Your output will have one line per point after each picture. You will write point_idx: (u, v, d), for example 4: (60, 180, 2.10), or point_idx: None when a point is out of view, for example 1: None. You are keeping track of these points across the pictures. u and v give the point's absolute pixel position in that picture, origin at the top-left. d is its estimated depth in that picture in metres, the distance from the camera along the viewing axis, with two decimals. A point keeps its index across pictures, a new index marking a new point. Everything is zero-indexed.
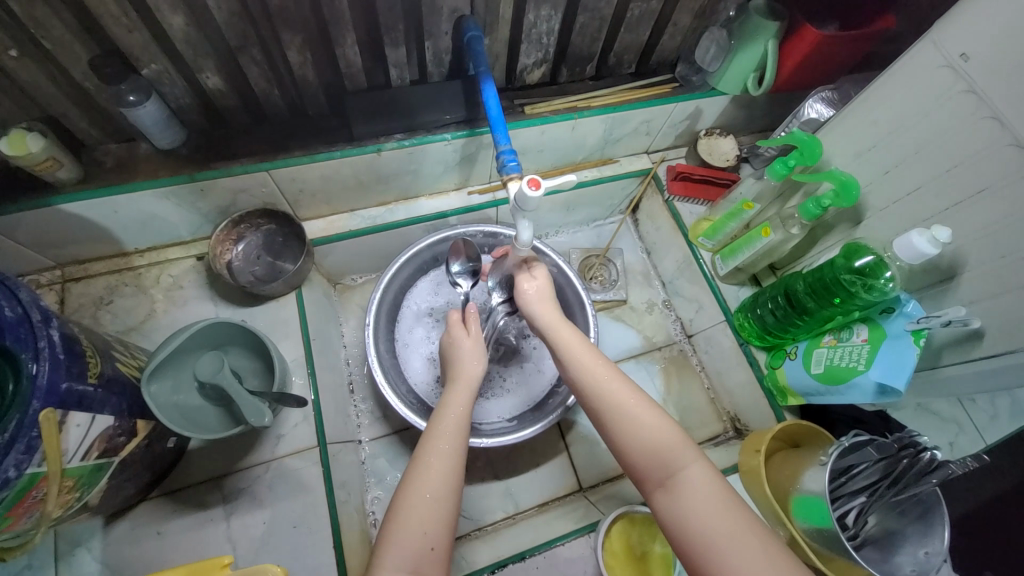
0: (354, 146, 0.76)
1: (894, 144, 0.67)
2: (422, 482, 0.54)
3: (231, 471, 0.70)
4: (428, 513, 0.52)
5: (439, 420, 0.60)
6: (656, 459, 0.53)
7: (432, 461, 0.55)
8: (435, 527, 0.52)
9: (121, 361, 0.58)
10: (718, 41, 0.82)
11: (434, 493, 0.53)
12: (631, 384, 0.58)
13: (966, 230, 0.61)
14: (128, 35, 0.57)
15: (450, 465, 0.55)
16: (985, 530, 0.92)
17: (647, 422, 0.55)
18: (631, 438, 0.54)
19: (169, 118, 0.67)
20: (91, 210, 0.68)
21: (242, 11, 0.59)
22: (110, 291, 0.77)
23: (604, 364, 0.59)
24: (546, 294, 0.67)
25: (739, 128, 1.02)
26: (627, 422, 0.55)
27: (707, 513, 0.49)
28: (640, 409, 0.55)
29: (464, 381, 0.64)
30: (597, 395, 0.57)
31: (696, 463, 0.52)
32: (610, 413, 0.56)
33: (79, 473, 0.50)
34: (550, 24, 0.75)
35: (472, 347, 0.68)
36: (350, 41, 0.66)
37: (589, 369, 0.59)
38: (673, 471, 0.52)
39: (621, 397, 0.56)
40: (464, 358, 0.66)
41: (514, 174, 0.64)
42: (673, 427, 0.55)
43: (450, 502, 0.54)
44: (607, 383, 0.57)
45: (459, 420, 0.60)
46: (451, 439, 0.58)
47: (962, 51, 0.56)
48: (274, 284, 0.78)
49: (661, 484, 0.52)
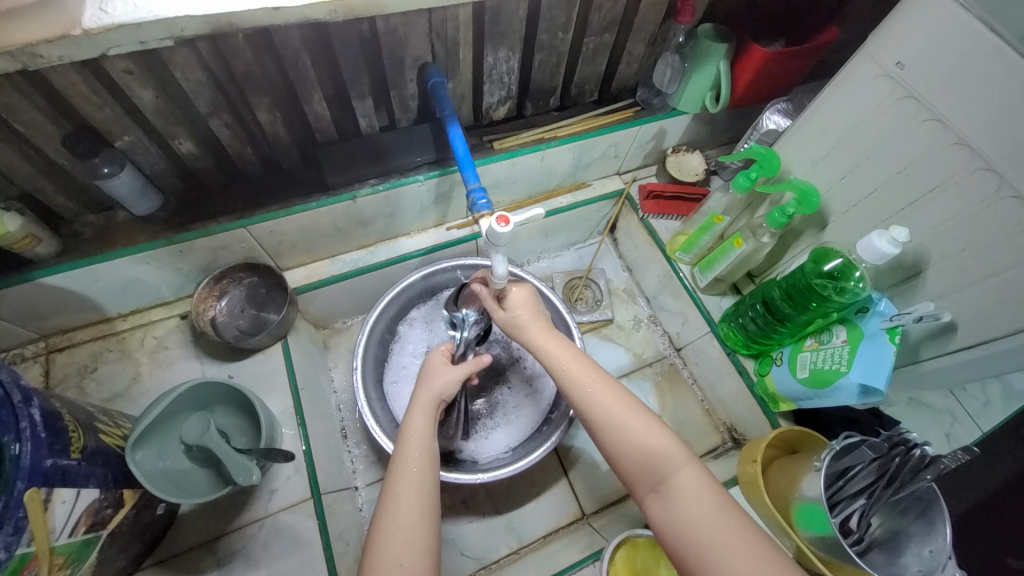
0: (329, 195, 0.78)
1: (846, 152, 0.70)
2: (399, 509, 0.53)
3: (224, 532, 0.68)
4: (405, 539, 0.51)
5: (405, 445, 0.59)
6: (645, 466, 0.53)
7: (407, 489, 0.55)
8: (413, 555, 0.51)
9: (105, 431, 0.58)
10: (673, 66, 0.87)
11: (407, 520, 0.53)
12: (617, 393, 0.58)
13: (924, 227, 0.63)
14: (99, 111, 0.59)
15: (425, 492, 0.55)
16: (996, 517, 0.93)
17: (636, 429, 0.55)
18: (619, 447, 0.55)
19: (145, 185, 0.68)
20: (72, 280, 0.69)
21: (210, 80, 0.61)
22: (95, 358, 0.77)
23: (589, 375, 0.59)
24: (534, 314, 0.67)
25: (704, 143, 1.06)
26: (614, 431, 0.55)
27: (700, 516, 0.48)
28: (627, 417, 0.56)
29: (424, 404, 0.63)
30: (584, 408, 0.57)
31: (686, 468, 0.52)
32: (597, 424, 0.56)
33: (68, 549, 0.49)
34: (509, 64, 0.78)
35: (442, 368, 0.68)
36: (316, 97, 0.69)
37: (576, 381, 0.59)
38: (665, 475, 0.52)
39: (609, 408, 0.56)
40: (434, 378, 0.66)
41: (484, 212, 0.66)
42: (665, 433, 0.54)
43: (428, 530, 0.53)
44: (593, 395, 0.57)
45: (425, 446, 0.59)
46: (421, 462, 0.58)
47: (896, 60, 0.60)
48: (259, 336, 0.79)
49: (654, 492, 0.52)
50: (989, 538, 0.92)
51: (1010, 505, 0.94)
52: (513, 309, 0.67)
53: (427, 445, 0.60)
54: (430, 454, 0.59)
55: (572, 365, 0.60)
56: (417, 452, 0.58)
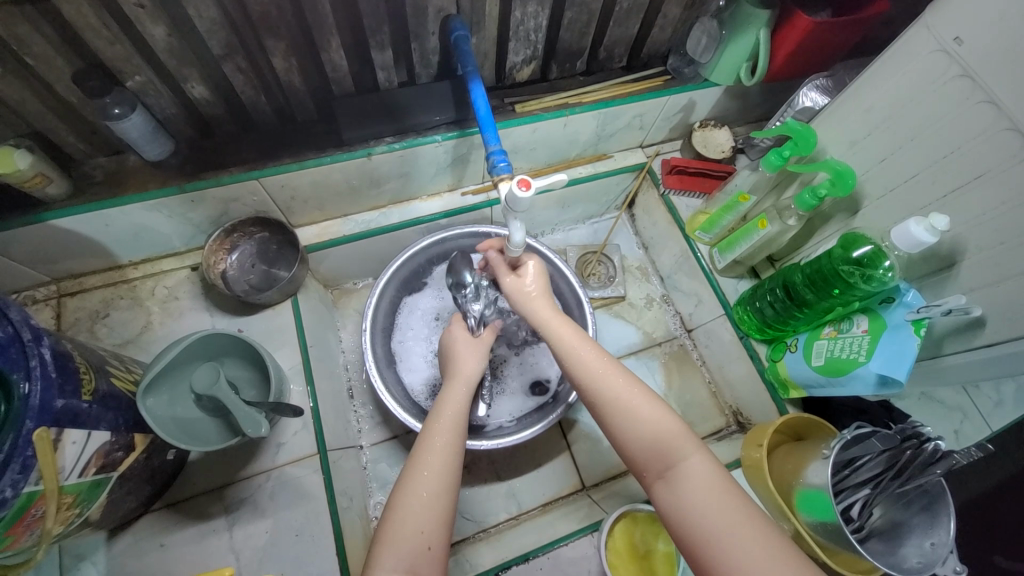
0: (344, 151, 0.75)
1: (886, 134, 0.66)
2: (417, 482, 0.54)
3: (232, 481, 0.70)
4: (424, 510, 0.52)
5: (435, 418, 0.60)
6: (654, 452, 0.52)
7: (428, 460, 0.55)
8: (432, 526, 0.52)
9: (116, 376, 0.58)
10: (710, 32, 0.82)
11: (429, 490, 0.53)
12: (628, 379, 0.57)
13: (964, 217, 0.60)
14: (110, 48, 0.57)
15: (448, 464, 0.56)
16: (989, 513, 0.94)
17: (645, 415, 0.54)
18: (630, 433, 0.54)
19: (156, 129, 0.66)
20: (82, 224, 0.68)
21: (224, 19, 0.58)
22: (106, 304, 0.77)
23: (599, 359, 0.58)
24: (544, 294, 0.66)
25: (734, 118, 1.01)
26: (623, 416, 0.54)
27: (705, 505, 0.48)
28: (637, 402, 0.55)
29: (460, 378, 0.64)
30: (595, 394, 0.56)
31: (696, 455, 0.52)
32: (605, 409, 0.56)
33: (77, 489, 0.50)
34: (537, 20, 0.74)
35: (470, 348, 0.68)
36: (334, 46, 0.65)
37: (589, 364, 0.58)
38: (673, 462, 0.51)
39: (619, 392, 0.56)
40: (463, 357, 0.67)
41: (504, 175, 0.64)
42: (673, 421, 0.54)
43: (448, 501, 0.54)
44: (602, 379, 0.57)
45: (451, 418, 0.59)
46: (444, 433, 0.58)
47: (955, 34, 0.55)
48: (269, 293, 0.78)
49: (660, 478, 0.52)
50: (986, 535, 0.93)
51: (1007, 504, 0.94)
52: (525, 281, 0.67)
53: (456, 417, 0.60)
54: (457, 426, 0.59)
55: (584, 348, 0.59)
56: (443, 424, 0.59)
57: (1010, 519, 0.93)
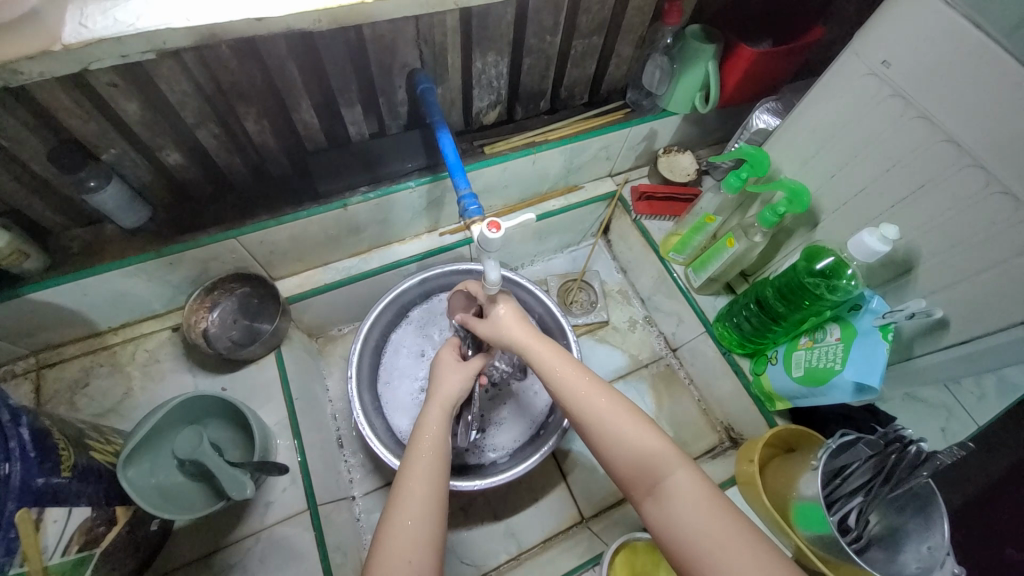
0: (320, 204, 0.77)
1: (834, 151, 0.70)
2: (404, 509, 0.53)
3: (219, 547, 0.68)
4: (411, 538, 0.51)
5: (421, 442, 0.59)
6: (640, 468, 0.53)
7: (413, 485, 0.55)
8: (421, 554, 0.50)
9: (95, 448, 0.57)
10: (662, 66, 0.87)
11: (415, 516, 0.52)
12: (609, 397, 0.57)
13: (914, 224, 0.63)
14: (84, 125, 0.59)
15: (434, 490, 0.55)
16: (991, 506, 0.98)
17: (629, 431, 0.54)
18: (615, 449, 0.54)
19: (132, 198, 0.68)
20: (61, 295, 0.68)
21: (197, 90, 0.61)
22: (86, 373, 0.76)
23: (581, 377, 0.59)
24: (517, 317, 0.66)
25: (695, 143, 1.06)
26: (608, 434, 0.55)
27: (694, 518, 0.48)
28: (619, 417, 0.55)
29: (442, 402, 0.64)
30: (578, 413, 0.57)
31: (681, 469, 0.52)
32: (591, 428, 0.56)
33: (60, 569, 0.49)
34: (498, 68, 0.78)
35: (454, 368, 0.68)
36: (305, 107, 0.68)
37: (570, 384, 0.58)
38: (660, 477, 0.52)
39: (600, 409, 0.56)
40: (445, 380, 0.66)
41: (476, 217, 0.66)
42: (657, 436, 0.54)
43: (436, 525, 0.53)
44: (585, 398, 0.57)
45: (434, 442, 0.59)
46: (428, 457, 0.58)
47: (883, 59, 0.59)
48: (251, 348, 0.78)
49: (649, 495, 0.52)
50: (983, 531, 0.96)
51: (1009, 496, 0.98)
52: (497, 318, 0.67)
53: (438, 441, 0.59)
54: (440, 448, 0.59)
55: (564, 370, 0.60)
56: (428, 448, 0.59)
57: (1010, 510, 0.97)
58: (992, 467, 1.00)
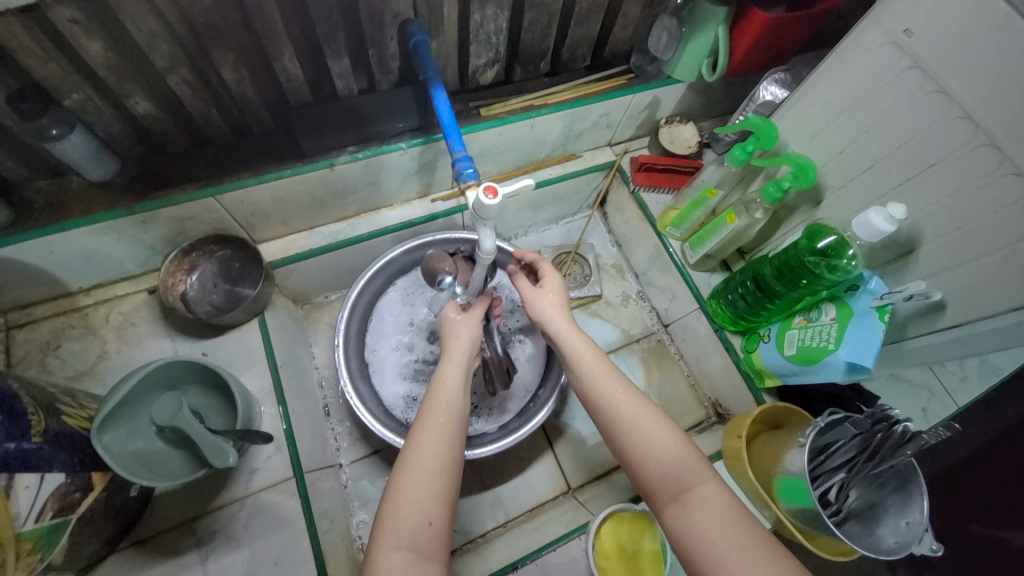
0: (305, 163, 0.73)
1: (844, 126, 0.67)
2: (417, 457, 0.52)
3: (202, 513, 0.66)
4: (423, 486, 0.50)
5: (436, 394, 0.58)
6: (670, 474, 0.52)
7: (426, 435, 0.54)
8: (433, 502, 0.50)
9: (68, 413, 0.55)
10: (669, 29, 0.82)
11: (428, 466, 0.52)
12: (641, 402, 0.57)
13: (920, 204, 0.61)
14: (44, 66, 0.53)
15: (448, 446, 0.54)
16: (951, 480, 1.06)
17: (660, 439, 0.54)
18: (644, 455, 0.53)
19: (99, 149, 0.63)
20: (26, 252, 0.64)
21: (167, 31, 0.55)
22: (57, 335, 0.72)
23: (617, 379, 0.59)
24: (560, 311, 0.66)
25: (698, 114, 1.02)
26: (640, 437, 0.54)
27: (725, 529, 0.47)
28: (653, 425, 0.55)
29: (456, 353, 0.63)
30: (608, 412, 0.56)
31: (710, 481, 0.51)
32: (621, 430, 0.55)
33: (36, 535, 0.47)
34: (497, 22, 0.73)
35: (465, 321, 0.66)
36: (288, 55, 0.63)
37: (605, 387, 0.58)
38: (689, 486, 0.51)
39: (633, 414, 0.55)
40: (457, 332, 0.65)
41: (471, 182, 0.62)
42: (687, 447, 0.53)
43: (447, 480, 0.52)
44: (620, 401, 0.56)
45: (451, 394, 0.58)
46: (441, 413, 0.56)
47: (905, 26, 0.56)
48: (233, 313, 0.75)
49: (673, 500, 0.51)
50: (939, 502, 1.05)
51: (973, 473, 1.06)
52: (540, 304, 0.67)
53: (454, 395, 0.58)
54: (454, 402, 0.57)
55: (601, 370, 0.59)
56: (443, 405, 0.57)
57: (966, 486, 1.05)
58: (962, 445, 1.09)
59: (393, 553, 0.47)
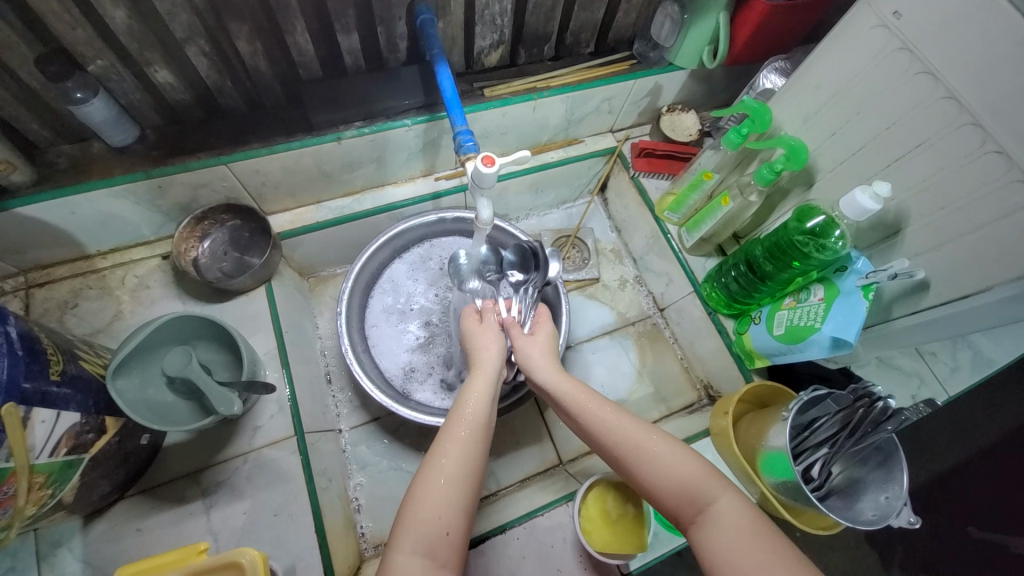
0: (313, 136, 0.76)
1: (837, 108, 0.68)
2: (437, 469, 0.53)
3: (208, 465, 0.70)
4: (444, 495, 0.51)
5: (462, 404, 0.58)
6: (683, 495, 0.53)
7: (448, 447, 0.54)
8: (451, 512, 0.51)
9: (85, 359, 0.58)
10: (672, 16, 0.84)
11: (450, 477, 0.52)
12: (646, 427, 0.58)
13: (906, 185, 0.63)
14: (71, 32, 0.57)
15: (469, 455, 0.54)
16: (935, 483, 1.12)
17: (673, 464, 0.55)
18: (659, 483, 0.55)
19: (120, 115, 0.66)
20: (48, 211, 0.67)
21: (187, 1, 0.58)
22: (75, 294, 0.76)
23: (610, 410, 0.59)
24: (547, 350, 0.67)
25: (699, 103, 1.04)
26: (652, 468, 0.55)
27: (740, 543, 0.48)
28: (665, 454, 0.55)
29: (485, 365, 0.62)
30: (617, 445, 0.57)
31: (725, 496, 0.52)
32: (631, 461, 0.56)
33: (48, 469, 0.50)
34: (502, 4, 0.75)
35: (485, 332, 0.67)
36: (300, 30, 0.66)
37: (614, 424, 0.58)
38: (702, 505, 0.52)
39: (639, 444, 0.56)
40: (479, 343, 0.66)
41: (471, 154, 0.65)
42: (699, 464, 0.55)
43: (467, 487, 0.53)
44: (626, 433, 0.57)
45: (476, 406, 0.58)
46: (470, 426, 0.56)
47: (894, 9, 0.58)
48: (241, 278, 0.78)
49: (692, 522, 0.53)
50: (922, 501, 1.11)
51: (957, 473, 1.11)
52: (531, 345, 0.67)
53: (477, 400, 0.59)
54: (478, 409, 0.58)
55: (597, 407, 0.60)
56: (469, 416, 0.57)
57: (955, 490, 1.11)
58: (945, 448, 1.13)
59: (409, 557, 0.48)
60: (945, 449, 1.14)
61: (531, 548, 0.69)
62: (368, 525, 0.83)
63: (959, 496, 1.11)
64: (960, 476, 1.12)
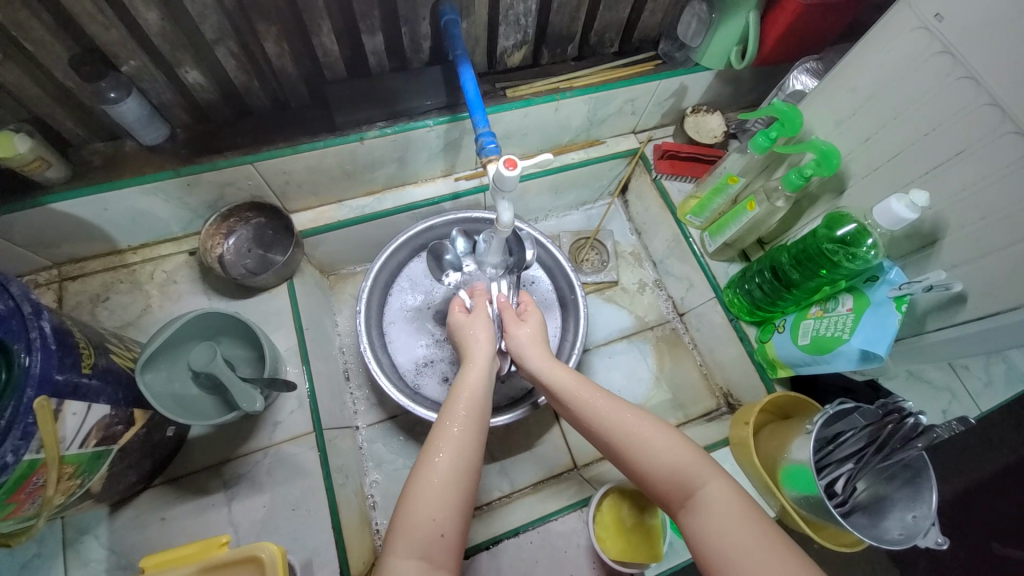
0: (337, 136, 0.76)
1: (872, 113, 0.66)
2: (429, 467, 0.53)
3: (230, 458, 0.71)
4: (437, 493, 0.51)
5: (455, 401, 0.59)
6: (673, 481, 0.52)
7: (441, 445, 0.55)
8: (445, 512, 0.51)
9: (115, 353, 0.60)
10: (699, 15, 0.82)
11: (442, 476, 0.52)
12: (634, 412, 0.58)
13: (945, 194, 0.60)
14: (106, 33, 0.58)
15: (461, 451, 0.54)
16: (966, 500, 1.08)
17: (660, 448, 0.54)
18: (649, 468, 0.54)
19: (151, 114, 0.68)
20: (82, 207, 0.70)
21: (216, 3, 0.59)
22: (107, 288, 0.78)
23: (601, 399, 0.59)
24: (539, 343, 0.69)
25: (726, 104, 1.01)
26: (640, 452, 0.54)
27: (731, 532, 0.46)
28: (651, 438, 0.55)
29: (478, 359, 0.65)
30: (607, 432, 0.57)
31: (714, 482, 0.50)
32: (621, 448, 0.56)
33: (78, 460, 0.52)
34: (527, 4, 0.74)
35: (478, 324, 0.70)
36: (325, 31, 0.66)
37: (601, 411, 0.58)
38: (692, 490, 0.51)
39: (627, 429, 0.56)
40: (471, 336, 0.68)
41: (492, 156, 0.64)
42: (687, 448, 0.54)
43: (462, 486, 0.53)
44: (613, 417, 0.57)
45: (468, 403, 0.59)
46: (463, 423, 0.57)
47: (936, 11, 0.55)
48: (265, 276, 0.79)
49: (683, 507, 0.51)
50: (951, 520, 1.07)
51: (989, 491, 1.07)
52: (522, 335, 0.69)
53: (470, 396, 0.60)
54: (472, 406, 0.59)
55: (587, 395, 0.60)
56: (463, 412, 0.58)
57: (986, 509, 1.07)
58: (977, 465, 1.09)
59: (405, 561, 0.47)
60: (977, 466, 1.09)
61: (544, 552, 0.69)
62: (383, 522, 0.84)
63: (991, 516, 1.06)
64: (992, 495, 1.07)
